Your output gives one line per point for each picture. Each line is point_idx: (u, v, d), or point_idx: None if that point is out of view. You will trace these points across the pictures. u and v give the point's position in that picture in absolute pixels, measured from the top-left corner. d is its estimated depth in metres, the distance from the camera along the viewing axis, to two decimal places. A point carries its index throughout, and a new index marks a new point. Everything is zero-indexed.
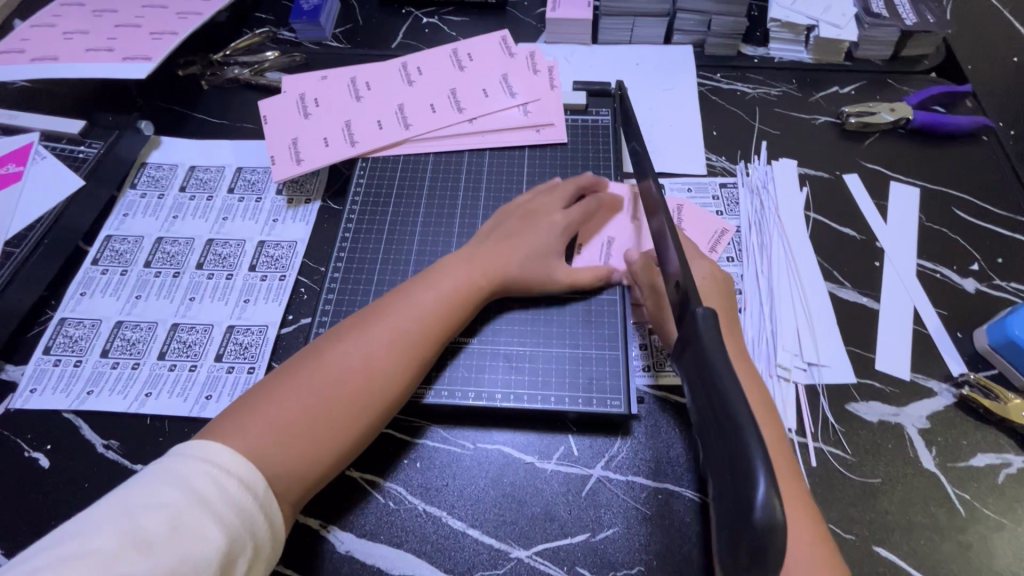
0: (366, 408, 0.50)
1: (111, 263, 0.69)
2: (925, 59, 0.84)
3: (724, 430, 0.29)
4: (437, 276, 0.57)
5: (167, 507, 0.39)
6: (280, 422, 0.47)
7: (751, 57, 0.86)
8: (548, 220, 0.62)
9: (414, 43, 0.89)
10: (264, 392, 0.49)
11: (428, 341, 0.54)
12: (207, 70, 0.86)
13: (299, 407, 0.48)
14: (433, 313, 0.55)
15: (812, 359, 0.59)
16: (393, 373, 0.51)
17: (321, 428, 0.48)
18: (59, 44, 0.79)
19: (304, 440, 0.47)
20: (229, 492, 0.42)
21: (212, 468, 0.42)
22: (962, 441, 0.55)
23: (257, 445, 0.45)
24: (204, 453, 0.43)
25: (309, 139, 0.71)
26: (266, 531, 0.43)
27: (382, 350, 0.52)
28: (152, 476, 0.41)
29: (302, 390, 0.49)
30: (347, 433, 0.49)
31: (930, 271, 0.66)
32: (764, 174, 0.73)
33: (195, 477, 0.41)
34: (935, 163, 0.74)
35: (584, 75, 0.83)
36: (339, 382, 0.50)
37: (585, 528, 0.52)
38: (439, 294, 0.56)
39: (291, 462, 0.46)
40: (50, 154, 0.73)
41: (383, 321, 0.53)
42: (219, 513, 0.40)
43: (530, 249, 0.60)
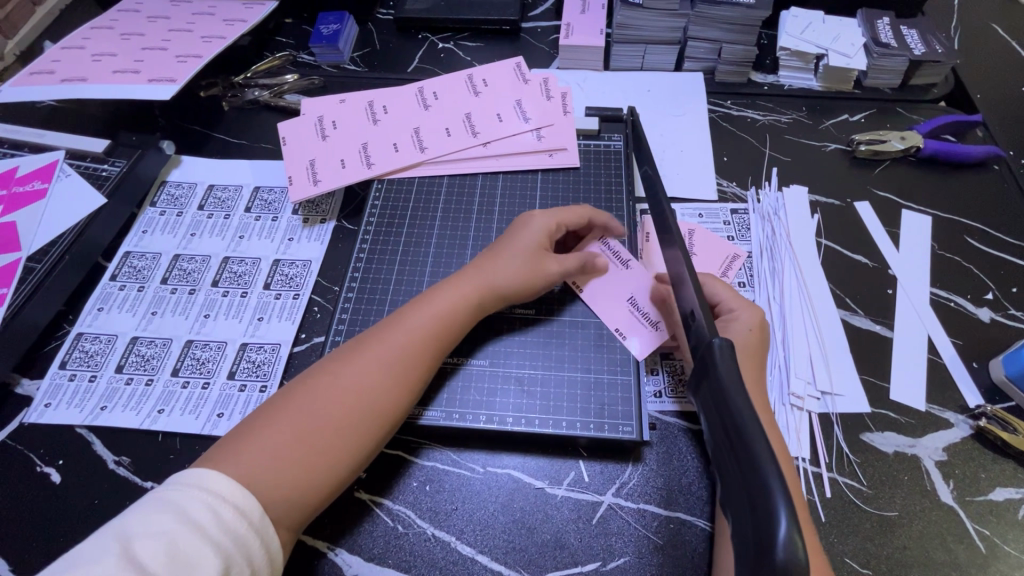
0: (363, 431, 0.50)
1: (129, 279, 0.70)
2: (934, 88, 0.85)
3: (744, 466, 0.28)
4: (433, 297, 0.57)
5: (164, 535, 0.39)
6: (276, 448, 0.47)
7: (761, 85, 0.87)
8: (526, 223, 0.62)
9: (430, 67, 0.91)
10: (261, 417, 0.49)
11: (424, 363, 0.54)
12: (228, 92, 0.88)
13: (296, 431, 0.48)
14: (428, 335, 0.55)
15: (826, 388, 0.59)
16: (389, 395, 0.51)
17: (318, 452, 0.48)
18: (88, 66, 0.81)
19: (302, 465, 0.47)
20: (226, 519, 0.42)
21: (208, 496, 0.42)
22: (980, 475, 0.54)
23: (254, 471, 0.45)
24: (200, 481, 0.43)
25: (326, 160, 0.73)
26: (263, 559, 0.43)
27: (378, 373, 0.52)
28: (149, 505, 0.41)
29: (299, 415, 0.49)
30: (344, 458, 0.49)
31: (944, 300, 0.65)
32: (775, 200, 0.73)
33: (193, 505, 0.41)
34: (947, 191, 0.74)
35: (596, 100, 0.85)
36: (335, 406, 0.50)
37: (596, 557, 0.51)
38: (435, 316, 0.56)
39: (289, 487, 0.46)
40: (75, 172, 0.75)
41: (379, 343, 0.54)
42: (216, 540, 0.40)
43: (514, 253, 0.59)
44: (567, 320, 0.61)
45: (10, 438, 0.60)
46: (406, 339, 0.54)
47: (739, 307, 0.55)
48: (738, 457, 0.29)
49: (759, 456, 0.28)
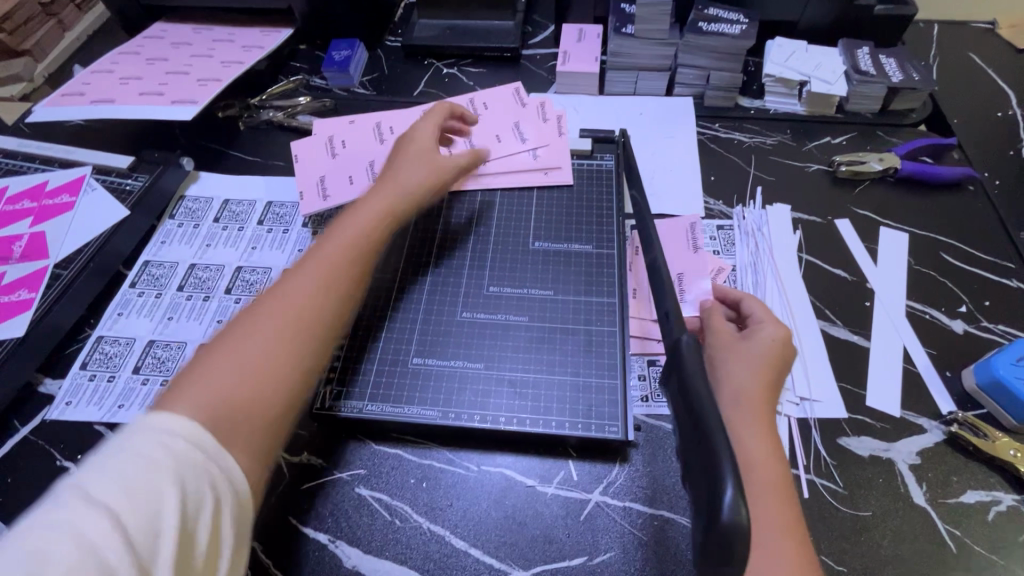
0: (309, 334, 0.51)
1: (148, 286, 0.75)
2: (913, 112, 0.89)
3: (702, 442, 0.32)
4: (350, 219, 0.61)
5: (111, 471, 0.34)
6: (226, 372, 0.46)
7: (747, 109, 0.92)
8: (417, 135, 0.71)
9: (435, 91, 0.97)
10: (202, 357, 0.47)
11: (351, 266, 0.56)
12: (244, 113, 0.94)
13: (245, 352, 0.47)
14: (352, 247, 0.58)
15: (804, 395, 0.62)
16: (325, 296, 0.53)
17: (273, 363, 0.48)
18: (116, 88, 0.87)
19: (257, 377, 0.46)
20: (192, 457, 0.37)
21: (155, 429, 0.37)
22: (951, 478, 0.57)
23: (209, 393, 0.44)
24: (155, 422, 0.38)
25: (335, 177, 0.78)
26: (237, 500, 0.38)
27: (310, 283, 0.53)
28: (99, 453, 0.36)
29: (242, 339, 0.48)
30: (299, 360, 0.49)
31: (919, 312, 0.68)
32: (759, 217, 0.77)
33: (150, 446, 0.36)
34: (923, 210, 0.78)
35: (590, 122, 0.90)
36: (275, 321, 0.50)
37: (583, 551, 0.54)
38: (355, 234, 0.59)
39: (247, 399, 0.45)
40: (100, 186, 0.80)
41: (307, 264, 0.55)
42: (185, 476, 0.36)
43: (414, 158, 0.69)
44: (556, 325, 0.65)
45: (32, 434, 0.64)
46: (331, 254, 0.56)
47: (767, 320, 0.58)
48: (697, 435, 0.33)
49: (713, 433, 0.31)
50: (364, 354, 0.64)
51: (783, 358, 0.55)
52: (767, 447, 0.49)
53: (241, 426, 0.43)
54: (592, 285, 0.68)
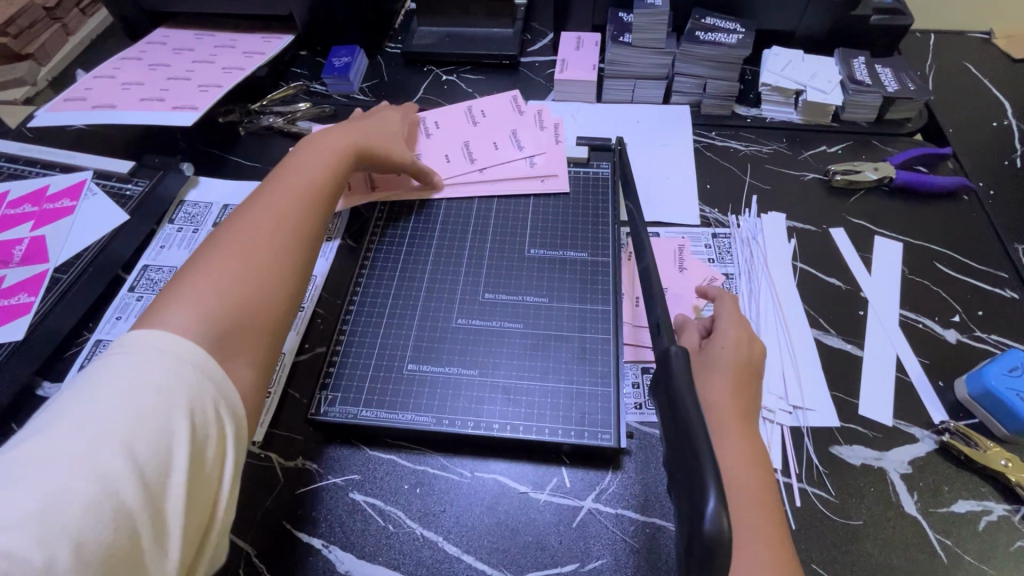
0: (290, 247, 0.55)
1: (146, 290, 0.75)
2: (908, 122, 0.90)
3: (687, 453, 0.33)
4: (309, 156, 0.64)
5: (118, 398, 0.39)
6: (215, 282, 0.49)
7: (744, 117, 0.92)
8: (377, 114, 0.78)
9: (434, 98, 0.98)
10: (184, 275, 0.50)
11: (320, 190, 0.61)
12: (245, 118, 0.94)
13: (230, 264, 0.51)
14: (316, 179, 0.62)
15: (797, 403, 0.62)
16: (298, 216, 0.58)
17: (261, 274, 0.52)
18: (117, 94, 0.88)
19: (246, 284, 0.51)
20: (186, 378, 0.42)
21: (153, 352, 0.42)
22: (942, 487, 0.57)
23: (204, 300, 0.48)
24: (150, 343, 0.43)
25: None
26: (227, 417, 0.43)
27: (280, 206, 0.57)
28: (102, 376, 0.41)
29: (226, 255, 0.52)
30: (284, 272, 0.54)
31: (913, 321, 0.69)
32: (754, 226, 0.78)
33: (148, 370, 0.41)
34: (918, 219, 0.79)
35: (588, 130, 0.91)
36: (255, 237, 0.54)
37: (575, 558, 0.54)
38: (317, 167, 0.63)
39: (242, 303, 0.49)
40: (101, 191, 0.80)
41: (272, 191, 0.59)
42: (181, 400, 0.41)
43: (377, 126, 0.75)
44: (551, 333, 0.65)
45: None
46: (295, 184, 0.60)
47: (728, 323, 0.59)
48: (681, 445, 0.33)
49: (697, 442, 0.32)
50: (359, 360, 0.64)
51: (744, 361, 0.56)
52: (744, 451, 0.50)
53: (238, 329, 0.48)
54: (587, 292, 0.68)
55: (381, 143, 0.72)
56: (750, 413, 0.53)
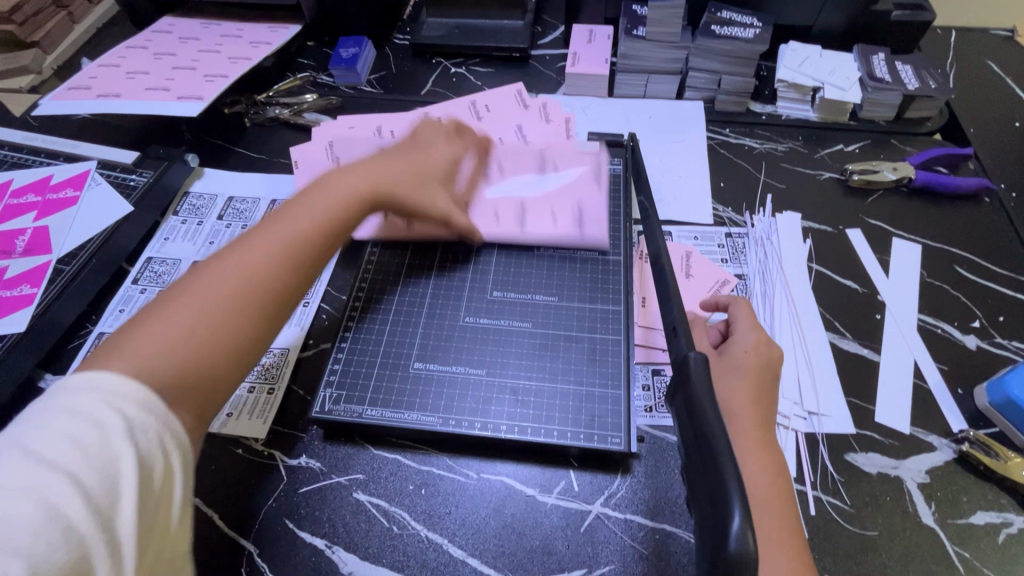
0: (262, 305, 0.48)
1: (150, 283, 0.75)
2: (928, 121, 0.88)
3: (707, 463, 0.31)
4: (326, 188, 0.57)
5: (56, 423, 0.36)
6: (169, 337, 0.43)
7: (758, 114, 0.90)
8: (431, 149, 0.69)
9: (442, 90, 0.96)
10: (143, 314, 0.45)
11: (322, 235, 0.53)
12: (251, 109, 0.93)
13: (187, 317, 0.44)
14: (321, 223, 0.54)
15: (812, 408, 0.61)
16: (285, 270, 0.50)
17: (218, 338, 0.45)
18: (123, 83, 0.87)
19: (201, 348, 0.44)
20: (132, 411, 0.38)
21: (92, 377, 0.39)
22: (961, 498, 0.56)
23: (151, 359, 0.42)
24: (85, 369, 0.39)
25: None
26: (177, 447, 0.40)
27: (269, 252, 0.50)
28: (42, 410, 0.37)
29: (186, 304, 0.45)
30: (247, 338, 0.47)
31: (931, 326, 0.67)
32: (768, 225, 0.76)
33: (91, 402, 0.37)
34: (938, 221, 0.77)
35: (599, 125, 0.89)
36: (226, 287, 0.47)
37: (582, 564, 0.53)
38: (328, 205, 0.55)
39: (192, 368, 0.43)
40: (105, 181, 0.79)
41: (268, 229, 0.52)
42: (125, 432, 0.37)
43: (420, 161, 0.66)
44: (560, 333, 0.64)
45: None
46: (296, 227, 0.52)
47: (740, 332, 0.57)
48: (702, 456, 0.32)
49: (719, 453, 0.31)
50: (365, 357, 0.63)
51: (762, 368, 0.54)
52: (756, 458, 0.49)
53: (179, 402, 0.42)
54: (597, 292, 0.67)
55: (417, 183, 0.64)
56: (766, 423, 0.52)
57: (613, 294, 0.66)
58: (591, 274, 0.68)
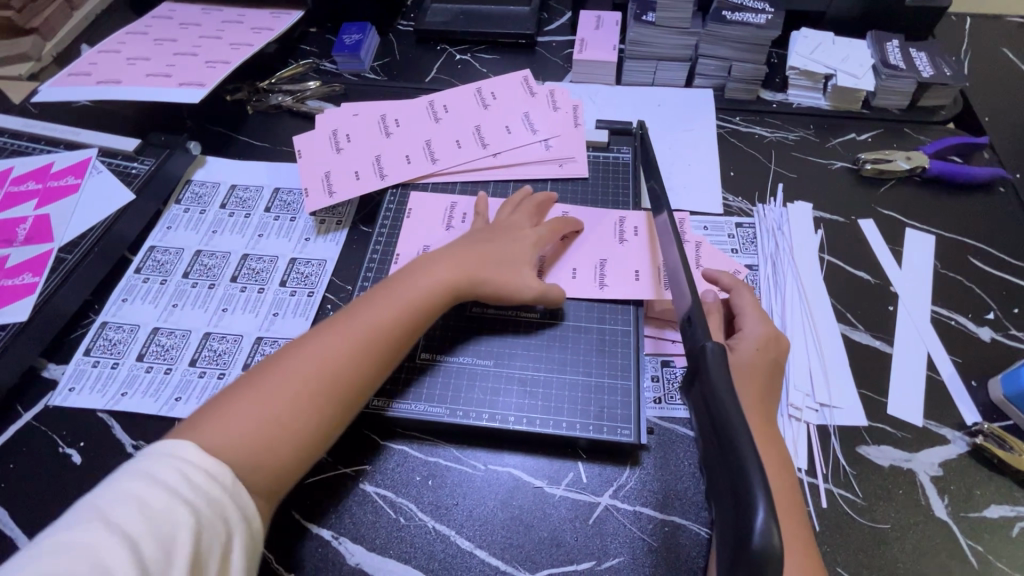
0: (326, 412, 0.51)
1: (153, 272, 0.74)
2: (942, 110, 0.86)
3: (728, 457, 0.30)
4: (401, 286, 0.58)
5: (141, 499, 0.39)
6: (242, 427, 0.47)
7: (769, 102, 0.88)
8: (519, 235, 0.65)
9: (446, 77, 0.95)
10: (229, 395, 0.50)
11: (390, 342, 0.55)
12: (253, 96, 0.92)
13: (258, 411, 0.48)
14: (391, 323, 0.55)
15: (824, 401, 0.60)
16: (351, 374, 0.52)
17: (285, 443, 0.48)
18: (123, 69, 0.85)
19: (263, 441, 0.48)
20: (199, 484, 0.42)
21: (180, 462, 0.42)
22: (975, 491, 0.55)
23: (222, 444, 0.46)
24: (177, 449, 0.43)
25: (409, 240, 0.71)
26: (238, 517, 0.43)
27: (338, 352, 0.53)
28: (120, 477, 0.41)
29: (260, 396, 0.49)
30: (304, 437, 0.49)
31: (944, 318, 0.66)
32: (780, 215, 0.75)
33: (170, 476, 0.41)
34: (951, 211, 0.75)
35: (606, 113, 0.87)
36: (295, 386, 0.50)
37: (591, 556, 0.52)
38: (402, 301, 0.57)
39: (254, 464, 0.47)
40: (106, 169, 0.78)
41: (343, 327, 0.55)
42: (189, 502, 0.40)
43: (506, 255, 0.63)
44: (568, 324, 0.63)
45: (34, 419, 0.63)
46: (369, 326, 0.55)
47: (750, 324, 0.57)
48: (723, 450, 0.31)
49: (741, 447, 0.29)
50: None
51: (768, 363, 0.54)
52: (766, 450, 0.48)
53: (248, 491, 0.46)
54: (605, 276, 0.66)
55: (494, 269, 0.61)
56: (768, 417, 0.52)
57: (624, 283, 0.65)
58: (606, 258, 0.67)
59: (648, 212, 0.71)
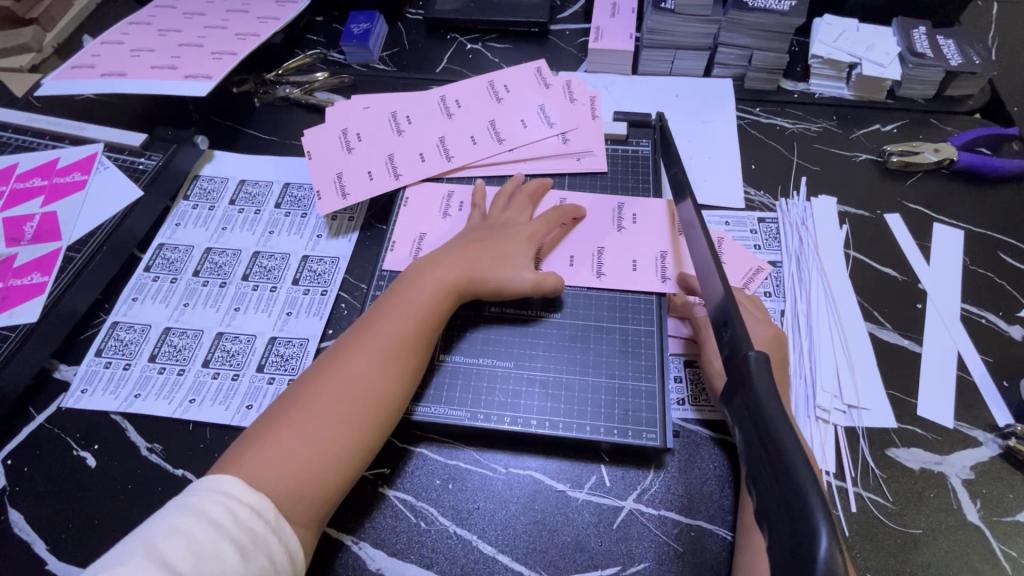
0: (359, 427, 0.51)
1: (163, 270, 0.73)
2: (970, 99, 0.84)
3: (780, 472, 0.28)
4: (411, 294, 0.58)
5: (187, 535, 0.41)
6: (283, 452, 0.48)
7: (791, 92, 0.86)
8: (514, 231, 0.64)
9: (458, 67, 0.92)
10: (261, 425, 0.50)
11: (412, 351, 0.55)
12: (260, 88, 0.89)
13: (294, 434, 0.49)
14: (408, 330, 0.56)
15: (852, 402, 0.58)
16: (379, 383, 0.53)
17: (321, 462, 0.49)
18: (128, 61, 0.83)
19: (307, 460, 0.48)
20: (243, 519, 0.43)
21: (224, 496, 0.43)
22: (1008, 495, 0.54)
23: (262, 471, 0.46)
24: (220, 483, 0.44)
25: (406, 227, 0.70)
26: (280, 550, 0.44)
27: (360, 366, 0.53)
28: (170, 511, 0.43)
29: (294, 420, 0.50)
30: (347, 450, 0.50)
31: (975, 316, 0.64)
32: (803, 210, 0.73)
33: (216, 511, 0.43)
34: (980, 205, 0.73)
35: (623, 104, 0.85)
36: (327, 405, 0.51)
37: (616, 561, 0.52)
38: (418, 310, 0.57)
39: (302, 483, 0.47)
40: (113, 165, 0.77)
41: (361, 341, 0.55)
42: (234, 538, 0.42)
43: (503, 252, 0.62)
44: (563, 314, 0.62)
45: (47, 421, 0.62)
46: (388, 337, 0.55)
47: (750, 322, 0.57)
48: (773, 464, 0.29)
49: (795, 463, 0.28)
50: None
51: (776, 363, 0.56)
52: None
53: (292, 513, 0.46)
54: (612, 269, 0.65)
55: (493, 267, 0.61)
56: None
57: (625, 276, 0.64)
58: (604, 247, 0.66)
59: (669, 202, 0.69)
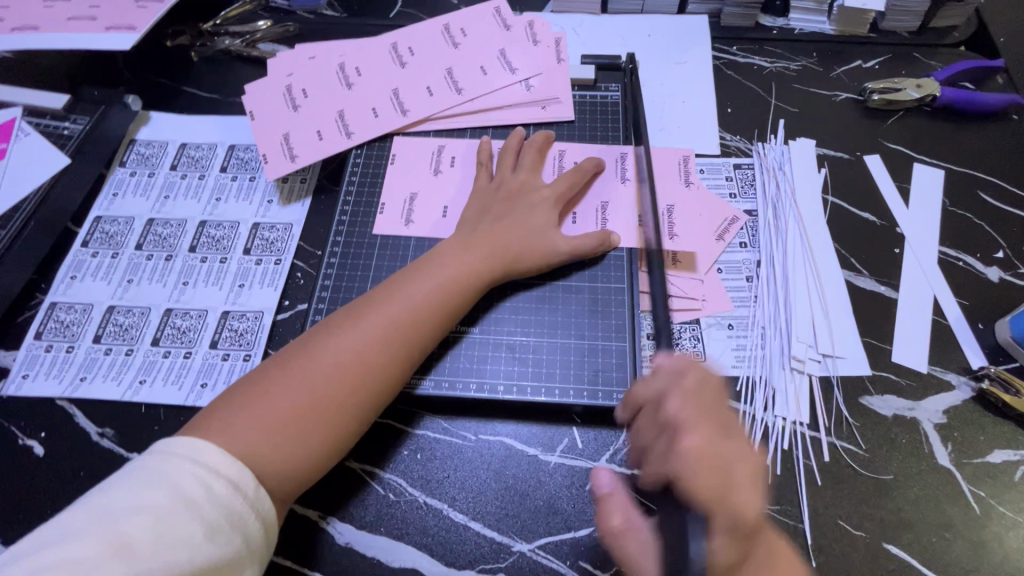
0: (355, 403, 0.46)
1: (102, 245, 0.67)
2: (956, 30, 0.79)
3: None
4: (436, 266, 0.53)
5: (149, 509, 0.37)
6: (273, 420, 0.44)
7: (769, 29, 0.80)
8: (536, 197, 0.59)
9: (414, 11, 0.84)
10: (255, 386, 0.45)
11: (426, 326, 0.51)
12: (196, 41, 0.81)
13: (290, 404, 0.45)
14: (428, 307, 0.51)
15: (826, 351, 0.57)
16: (388, 358, 0.48)
17: (308, 437, 0.44)
18: (40, 13, 0.75)
19: (298, 435, 0.44)
20: (219, 495, 0.39)
21: (197, 467, 0.39)
22: (979, 437, 0.54)
23: (246, 439, 0.43)
24: (190, 450, 0.40)
25: (392, 188, 0.65)
26: (258, 530, 0.40)
27: (374, 342, 0.48)
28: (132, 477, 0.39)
29: (292, 386, 0.45)
30: (342, 428, 0.46)
31: (953, 259, 0.63)
32: (781, 154, 0.69)
33: (185, 482, 0.39)
34: (961, 143, 0.70)
35: (591, 48, 0.79)
36: (329, 375, 0.46)
37: (589, 521, 0.51)
38: (440, 283, 0.52)
39: (285, 459, 0.43)
40: (34, 131, 0.70)
41: (377, 310, 0.50)
42: (205, 514, 0.38)
43: (531, 223, 0.57)
44: (558, 282, 0.59)
45: None
46: (405, 310, 0.50)
47: None
48: None
49: None
50: None
51: None
52: None
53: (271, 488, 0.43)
54: (615, 225, 0.61)
55: (521, 240, 0.56)
56: None
57: (629, 232, 0.60)
58: (609, 201, 0.62)
59: (636, 148, 0.65)
